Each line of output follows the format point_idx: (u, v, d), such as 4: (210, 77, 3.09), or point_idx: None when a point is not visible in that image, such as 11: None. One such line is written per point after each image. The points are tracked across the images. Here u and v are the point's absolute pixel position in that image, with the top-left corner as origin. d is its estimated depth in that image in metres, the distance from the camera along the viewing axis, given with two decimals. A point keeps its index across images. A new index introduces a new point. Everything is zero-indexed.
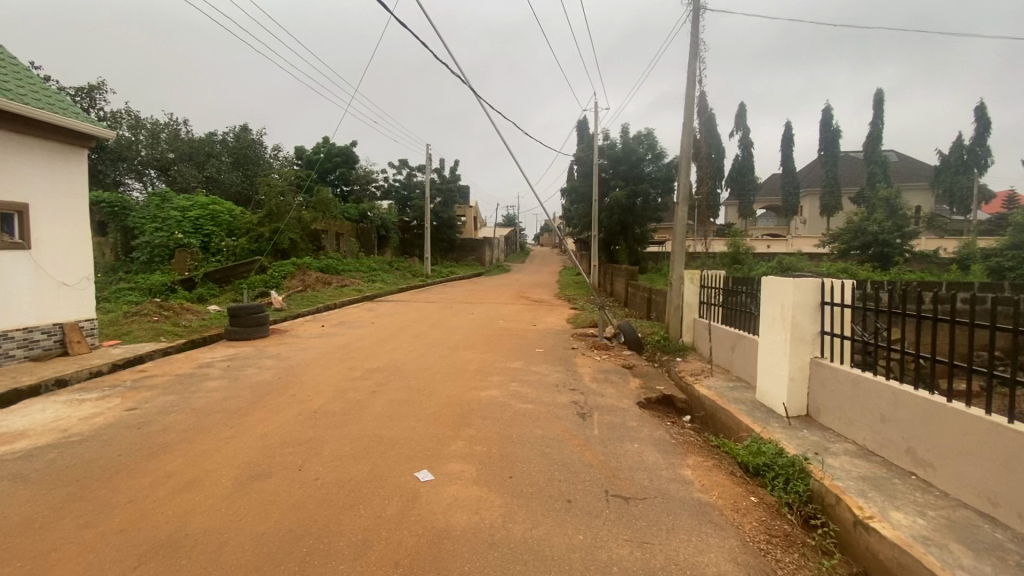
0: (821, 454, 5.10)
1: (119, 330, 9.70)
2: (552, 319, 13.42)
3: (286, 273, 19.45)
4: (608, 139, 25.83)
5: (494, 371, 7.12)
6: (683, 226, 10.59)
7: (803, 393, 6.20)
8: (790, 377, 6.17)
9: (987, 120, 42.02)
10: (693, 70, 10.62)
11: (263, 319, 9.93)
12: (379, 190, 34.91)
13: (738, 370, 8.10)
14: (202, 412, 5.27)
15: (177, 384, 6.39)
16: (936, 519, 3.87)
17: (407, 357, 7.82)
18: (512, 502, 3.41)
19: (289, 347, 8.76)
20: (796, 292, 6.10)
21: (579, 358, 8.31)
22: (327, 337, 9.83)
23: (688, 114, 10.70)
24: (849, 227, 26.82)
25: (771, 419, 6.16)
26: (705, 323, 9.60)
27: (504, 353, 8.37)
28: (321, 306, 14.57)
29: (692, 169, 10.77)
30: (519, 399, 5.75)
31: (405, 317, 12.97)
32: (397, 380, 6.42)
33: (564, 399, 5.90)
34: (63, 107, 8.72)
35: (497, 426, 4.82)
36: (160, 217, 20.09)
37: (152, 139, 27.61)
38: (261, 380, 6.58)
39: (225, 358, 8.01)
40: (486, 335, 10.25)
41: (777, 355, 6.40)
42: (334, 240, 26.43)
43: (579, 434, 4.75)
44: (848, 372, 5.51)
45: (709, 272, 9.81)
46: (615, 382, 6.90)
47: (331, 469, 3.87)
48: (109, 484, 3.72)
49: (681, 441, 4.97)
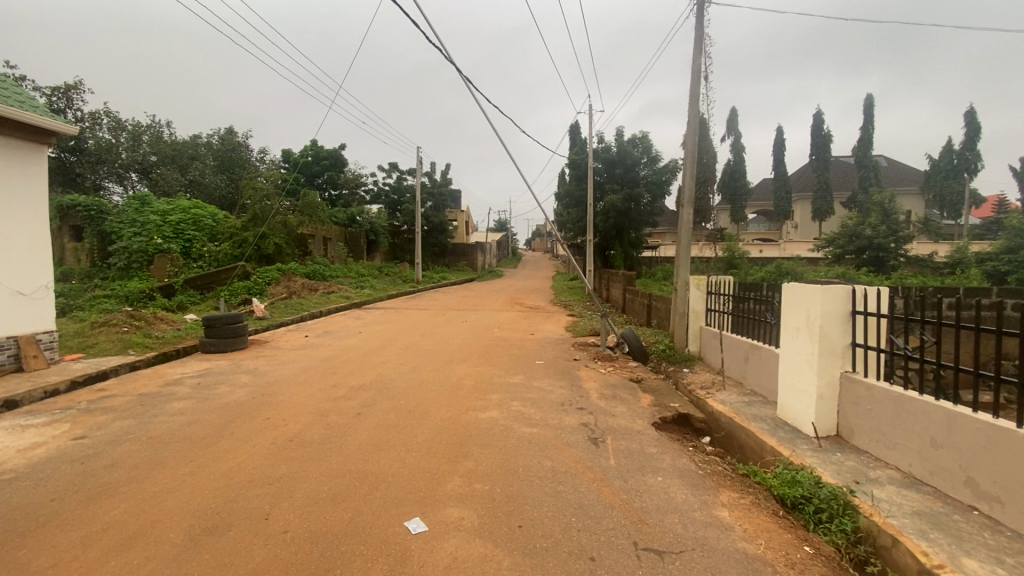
0: (863, 484, 4.55)
1: (82, 343, 8.92)
2: (551, 327, 12.80)
3: (270, 279, 18.67)
4: (602, 142, 25.35)
5: (492, 387, 6.48)
6: (688, 228, 10.05)
7: (832, 411, 5.66)
8: (818, 395, 5.63)
9: (976, 125, 42.19)
10: (696, 68, 10.12)
11: (241, 330, 9.25)
12: (368, 193, 34.19)
13: (751, 382, 7.55)
14: (160, 443, 4.57)
15: (138, 407, 5.68)
16: (1017, 569, 3.30)
17: (396, 372, 7.19)
18: (524, 563, 2.79)
19: (268, 361, 8.08)
20: (824, 300, 5.55)
21: (582, 371, 7.69)
22: (310, 350, 9.12)
23: (693, 114, 10.21)
24: (843, 230, 26.48)
25: (798, 440, 5.60)
26: (714, 332, 9.03)
27: (502, 367, 7.71)
28: (306, 315, 13.80)
29: (697, 170, 10.24)
30: (522, 422, 5.13)
31: (395, 326, 12.30)
32: (385, 401, 5.77)
33: (573, 421, 5.27)
34: (19, 99, 7.91)
35: (499, 456, 4.20)
36: (139, 221, 19.28)
37: (132, 140, 26.62)
38: (235, 400, 5.91)
39: (197, 374, 7.31)
40: (482, 346, 9.59)
41: (802, 368, 5.86)
42: (321, 245, 25.74)
43: (593, 466, 4.14)
44: (887, 390, 4.97)
45: (716, 277, 9.30)
46: (624, 399, 6.29)
47: (304, 518, 3.23)
48: (32, 540, 3.04)
49: (710, 471, 4.36)
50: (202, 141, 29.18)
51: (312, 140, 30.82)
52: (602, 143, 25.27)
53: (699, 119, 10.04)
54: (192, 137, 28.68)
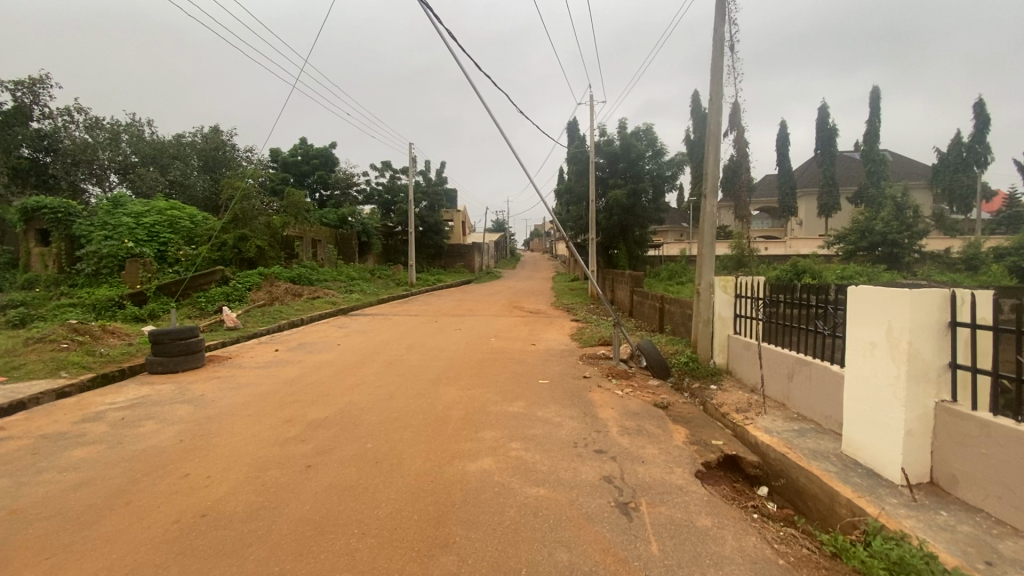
0: (999, 565, 3.29)
1: (8, 364, 7.56)
2: (554, 335, 11.47)
3: (251, 285, 17.38)
4: (604, 135, 23.98)
5: (486, 420, 5.18)
6: (711, 220, 8.77)
7: (923, 452, 4.42)
8: (907, 431, 4.38)
9: (986, 117, 40.85)
10: (719, 37, 8.84)
11: (195, 346, 7.95)
12: (360, 193, 32.97)
13: (800, 407, 6.30)
14: (20, 522, 3.29)
15: (26, 456, 4.39)
16: None
17: (371, 399, 5.88)
18: None
19: (222, 384, 6.81)
20: (915, 310, 4.29)
21: (595, 394, 6.39)
22: (274, 368, 7.82)
23: (716, 90, 8.90)
24: (855, 226, 25.20)
25: (883, 491, 4.34)
26: (744, 342, 7.79)
27: (499, 390, 6.39)
28: (284, 324, 12.54)
29: (720, 155, 8.92)
30: (524, 477, 3.85)
31: (380, 336, 10.96)
32: (347, 445, 4.47)
33: (591, 473, 3.99)
34: None
35: (491, 545, 2.92)
36: (110, 224, 17.92)
37: (112, 140, 25.34)
38: (156, 445, 4.61)
39: (128, 404, 6.00)
40: (475, 360, 8.27)
41: (882, 396, 4.60)
42: (310, 247, 24.53)
43: (627, 561, 2.85)
44: (1012, 431, 3.72)
45: (744, 278, 8.10)
46: (652, 434, 5.03)
47: None
48: None
49: (794, 559, 3.06)
50: (186, 140, 27.84)
51: (300, 138, 29.67)
52: (604, 136, 23.91)
53: (724, 96, 8.75)
54: (175, 137, 27.36)
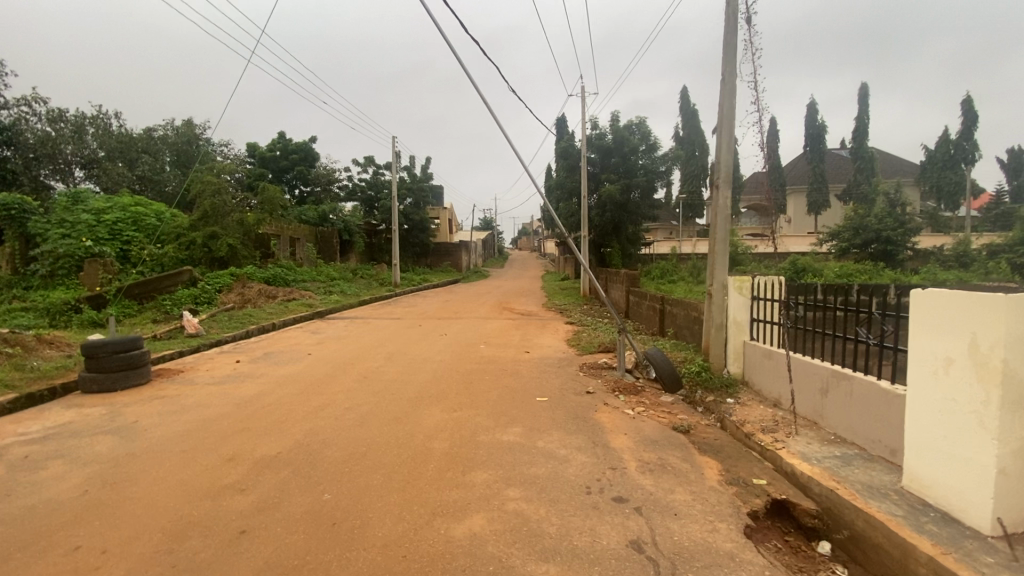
0: None
1: None
2: (548, 341, 10.56)
3: (222, 286, 16.25)
4: (595, 128, 23.24)
5: (477, 454, 4.25)
6: (724, 213, 7.89)
7: (1019, 494, 3.55)
8: (1000, 469, 3.51)
9: (974, 114, 40.75)
10: (732, 9, 7.93)
11: (137, 360, 6.91)
12: (342, 189, 31.76)
13: (837, 427, 5.44)
14: None
15: None
16: None
17: (336, 428, 4.89)
18: None
19: (164, 407, 5.79)
20: (1010, 321, 3.43)
21: (603, 415, 5.47)
22: (231, 384, 6.81)
23: (728, 69, 8.00)
24: (848, 223, 24.33)
25: (971, 543, 3.46)
26: (764, 350, 6.94)
27: (491, 412, 5.46)
28: (254, 330, 11.48)
29: (732, 141, 8.02)
30: (529, 549, 2.87)
31: (357, 344, 9.97)
32: (300, 496, 3.50)
33: (614, 538, 3.04)
34: None
35: None
36: (67, 221, 16.58)
37: (77, 133, 23.74)
38: (52, 498, 3.60)
39: (42, 434, 4.95)
40: (463, 373, 7.33)
41: (965, 425, 3.71)
42: (287, 245, 23.38)
43: None
44: None
45: (761, 278, 7.22)
46: (678, 471, 4.12)
47: None
48: None
49: None
50: (156, 134, 26.77)
51: (279, 133, 28.55)
52: (596, 129, 23.17)
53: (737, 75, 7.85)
54: (144, 130, 26.34)
